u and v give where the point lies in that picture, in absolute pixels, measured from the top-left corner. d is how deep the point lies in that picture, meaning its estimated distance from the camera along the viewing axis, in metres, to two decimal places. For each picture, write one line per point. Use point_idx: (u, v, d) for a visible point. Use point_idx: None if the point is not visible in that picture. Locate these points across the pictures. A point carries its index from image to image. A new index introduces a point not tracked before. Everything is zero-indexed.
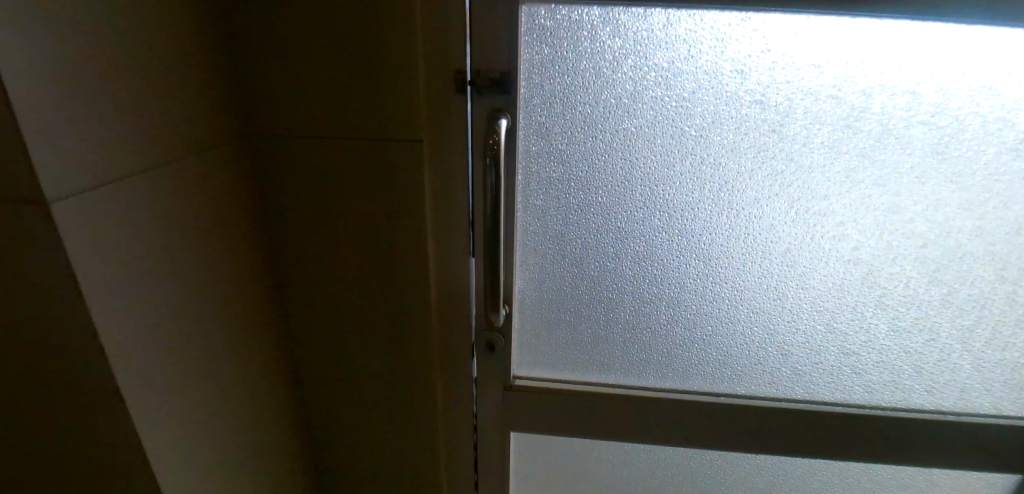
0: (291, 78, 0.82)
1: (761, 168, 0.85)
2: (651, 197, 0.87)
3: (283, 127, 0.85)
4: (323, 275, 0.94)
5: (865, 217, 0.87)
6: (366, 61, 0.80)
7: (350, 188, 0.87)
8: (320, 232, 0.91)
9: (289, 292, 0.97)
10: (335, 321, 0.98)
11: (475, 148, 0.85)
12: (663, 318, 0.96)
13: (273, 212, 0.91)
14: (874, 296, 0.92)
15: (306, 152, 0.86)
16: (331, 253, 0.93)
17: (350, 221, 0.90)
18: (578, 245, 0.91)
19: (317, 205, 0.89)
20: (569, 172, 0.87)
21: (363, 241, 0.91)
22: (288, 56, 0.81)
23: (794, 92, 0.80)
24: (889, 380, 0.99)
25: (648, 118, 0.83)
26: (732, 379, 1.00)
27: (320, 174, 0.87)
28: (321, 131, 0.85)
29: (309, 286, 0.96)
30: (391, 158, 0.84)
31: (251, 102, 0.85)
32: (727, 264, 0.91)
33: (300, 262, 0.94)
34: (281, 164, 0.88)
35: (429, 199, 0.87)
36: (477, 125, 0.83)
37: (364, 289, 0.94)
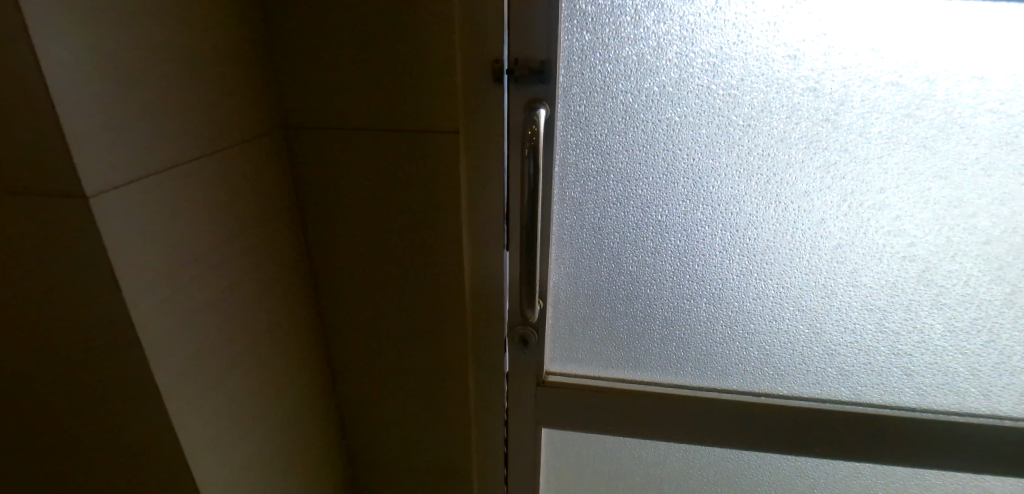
0: (325, 66, 0.81)
1: (813, 160, 0.80)
2: (694, 189, 0.84)
3: (317, 117, 0.84)
4: (356, 267, 0.94)
5: (923, 212, 0.82)
6: (401, 50, 0.77)
7: (384, 180, 0.86)
8: (354, 223, 0.90)
9: (321, 283, 0.97)
10: (367, 312, 0.97)
11: (512, 140, 0.82)
12: (703, 315, 0.92)
13: (307, 203, 0.91)
14: (930, 295, 0.87)
15: (340, 143, 0.85)
16: (364, 245, 0.92)
17: (384, 213, 0.88)
18: (616, 240, 0.88)
19: (350, 196, 0.88)
20: (608, 163, 0.84)
21: (396, 234, 0.89)
22: (322, 45, 0.80)
23: (851, 78, 0.76)
24: (942, 382, 0.94)
25: (693, 107, 0.79)
26: (773, 378, 0.96)
27: (352, 165, 0.86)
28: (355, 122, 0.83)
29: (342, 277, 0.95)
30: (425, 150, 0.83)
31: (285, 92, 0.84)
32: (773, 261, 0.87)
33: (333, 254, 0.94)
34: (314, 155, 0.87)
35: (465, 190, 0.85)
36: (514, 116, 0.81)
37: (397, 281, 0.93)
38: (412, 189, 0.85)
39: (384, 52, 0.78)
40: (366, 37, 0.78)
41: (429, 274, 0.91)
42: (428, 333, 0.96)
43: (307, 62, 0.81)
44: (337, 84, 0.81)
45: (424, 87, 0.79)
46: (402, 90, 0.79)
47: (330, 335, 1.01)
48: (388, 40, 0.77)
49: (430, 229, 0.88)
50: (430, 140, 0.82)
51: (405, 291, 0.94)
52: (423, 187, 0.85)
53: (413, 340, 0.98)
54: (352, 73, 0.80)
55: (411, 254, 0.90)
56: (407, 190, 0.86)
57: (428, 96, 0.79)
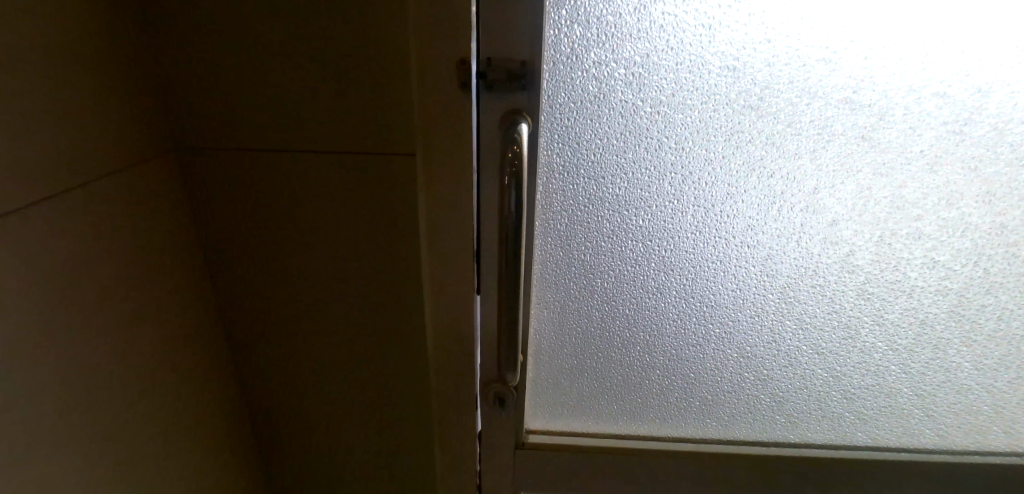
0: (234, 69, 0.60)
1: (845, 183, 0.68)
2: (705, 220, 0.69)
3: (224, 136, 0.63)
4: (286, 323, 0.74)
5: (963, 241, 0.71)
6: (339, 47, 0.59)
7: (321, 215, 0.67)
8: (281, 270, 0.71)
9: (239, 346, 0.76)
10: (303, 377, 0.77)
11: (485, 161, 0.65)
12: (711, 362, 0.79)
13: (215, 248, 0.69)
14: (960, 331, 0.77)
15: (258, 169, 0.65)
16: (296, 296, 0.72)
17: (322, 256, 0.69)
18: (611, 279, 0.73)
19: (276, 236, 0.69)
20: (603, 190, 0.68)
21: (339, 281, 0.70)
22: (227, 39, 0.59)
23: (893, 87, 0.63)
24: (965, 424, 0.84)
25: (707, 121, 0.65)
26: (785, 427, 0.84)
27: (276, 198, 0.66)
28: (278, 141, 0.63)
29: (267, 338, 0.75)
30: (375, 176, 0.64)
31: (177, 103, 0.62)
32: (792, 299, 0.74)
33: (254, 309, 0.73)
34: (222, 186, 0.66)
35: (426, 226, 0.67)
36: (487, 131, 0.64)
37: (342, 337, 0.74)
38: (360, 225, 0.67)
39: (316, 50, 0.59)
40: (291, 30, 0.58)
41: (382, 330, 0.73)
42: (383, 399, 0.78)
43: (207, 63, 0.60)
44: (251, 92, 0.61)
45: (372, 96, 0.60)
46: (344, 99, 0.61)
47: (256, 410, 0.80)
48: (322, 34, 0.58)
49: (384, 274, 0.69)
50: (382, 164, 0.64)
51: (352, 350, 0.75)
52: (374, 223, 0.67)
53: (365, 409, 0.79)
54: (272, 77, 0.60)
55: (359, 305, 0.72)
56: (352, 226, 0.67)
57: (378, 108, 0.61)
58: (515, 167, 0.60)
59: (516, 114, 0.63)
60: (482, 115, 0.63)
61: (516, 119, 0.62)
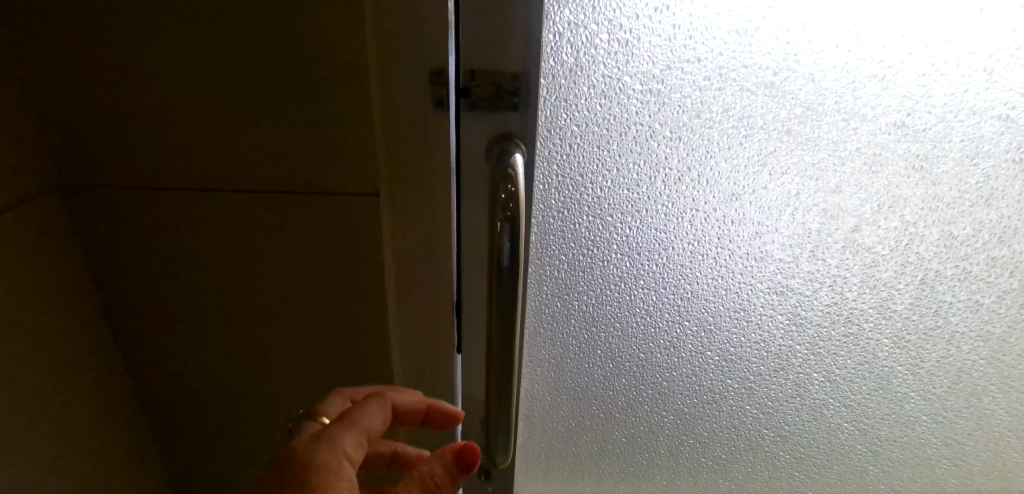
0: (145, 85, 0.49)
1: (890, 219, 0.58)
2: (730, 264, 0.59)
3: (136, 165, 0.52)
4: (228, 381, 0.63)
5: (1011, 281, 0.63)
6: (277, 61, 0.48)
7: (265, 258, 0.56)
8: (218, 322, 0.59)
9: (168, 408, 0.64)
10: (248, 441, 0.66)
11: (466, 198, 0.52)
12: (727, 420, 0.68)
13: (131, 296, 0.58)
14: (998, 378, 0.69)
15: (182, 205, 0.54)
16: (238, 349, 0.61)
17: (268, 305, 0.58)
18: (616, 333, 0.62)
19: (208, 283, 0.57)
20: (611, 231, 0.56)
21: (290, 332, 0.60)
22: (139, 50, 0.48)
23: (951, 111, 0.53)
24: (995, 472, 0.77)
25: (737, 151, 0.53)
26: (803, 483, 0.75)
27: (207, 236, 0.55)
28: (196, 175, 0.52)
29: (203, 398, 0.63)
30: (328, 214, 0.53)
31: (75, 126, 0.51)
32: (821, 349, 0.65)
33: (185, 366, 0.62)
34: (137, 225, 0.55)
35: (392, 270, 0.56)
36: (470, 161, 0.50)
37: (296, 396, 0.63)
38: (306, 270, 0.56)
39: (250, 63, 0.48)
40: (217, 37, 0.48)
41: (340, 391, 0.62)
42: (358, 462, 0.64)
43: (105, 81, 0.49)
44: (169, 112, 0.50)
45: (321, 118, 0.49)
46: (286, 122, 0.50)
47: (195, 476, 0.69)
48: (257, 43, 0.47)
49: (342, 327, 0.58)
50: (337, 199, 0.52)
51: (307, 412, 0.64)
52: (328, 268, 0.56)
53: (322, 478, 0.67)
54: (198, 95, 0.49)
55: (315, 360, 0.61)
56: (304, 270, 0.56)
57: (328, 133, 0.50)
58: (510, 209, 0.46)
59: (508, 140, 0.49)
60: (462, 142, 0.50)
61: (509, 148, 0.48)
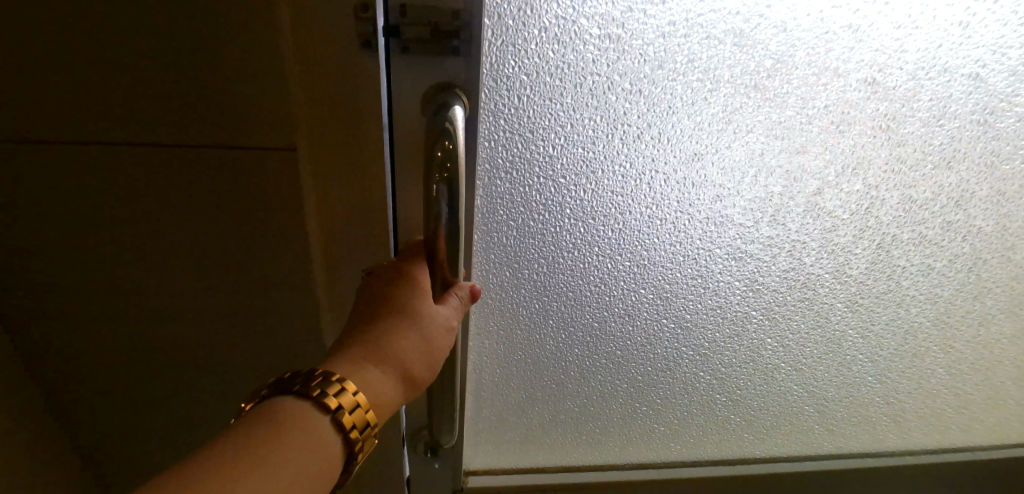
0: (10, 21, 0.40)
1: (853, 182, 0.55)
2: (689, 229, 0.55)
3: (3, 106, 0.42)
4: (147, 356, 0.57)
5: (963, 245, 0.62)
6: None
7: (179, 220, 0.49)
8: (131, 298, 0.53)
9: (75, 392, 0.57)
10: (175, 415, 0.61)
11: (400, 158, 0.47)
12: (681, 386, 0.67)
13: (19, 269, 0.49)
14: (941, 338, 0.70)
15: (70, 169, 0.45)
16: (151, 323, 0.54)
17: (179, 273, 0.52)
18: (569, 302, 0.58)
19: (117, 256, 0.50)
20: (563, 194, 0.51)
21: (213, 302, 0.54)
22: None
23: (923, 67, 0.50)
24: (928, 424, 0.79)
25: (702, 107, 0.49)
26: (752, 443, 0.76)
27: (105, 197, 0.47)
28: (82, 124, 0.44)
29: (117, 376, 0.57)
30: (247, 172, 0.46)
31: None
32: (776, 315, 0.63)
33: (93, 342, 0.55)
34: (17, 183, 0.46)
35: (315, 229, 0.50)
36: (404, 116, 0.45)
37: (221, 365, 0.58)
38: (221, 237, 0.50)
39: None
40: None
41: (276, 356, 0.58)
42: None
43: None
44: (40, 49, 0.41)
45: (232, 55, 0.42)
46: (188, 63, 0.42)
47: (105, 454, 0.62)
48: None
49: (270, 294, 0.53)
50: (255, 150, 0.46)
51: (241, 378, 0.60)
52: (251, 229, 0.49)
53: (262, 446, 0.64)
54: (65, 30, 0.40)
55: (242, 326, 0.56)
56: (222, 234, 0.50)
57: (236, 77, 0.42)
58: (448, 169, 0.39)
59: (446, 87, 0.43)
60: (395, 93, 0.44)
61: (449, 98, 0.42)
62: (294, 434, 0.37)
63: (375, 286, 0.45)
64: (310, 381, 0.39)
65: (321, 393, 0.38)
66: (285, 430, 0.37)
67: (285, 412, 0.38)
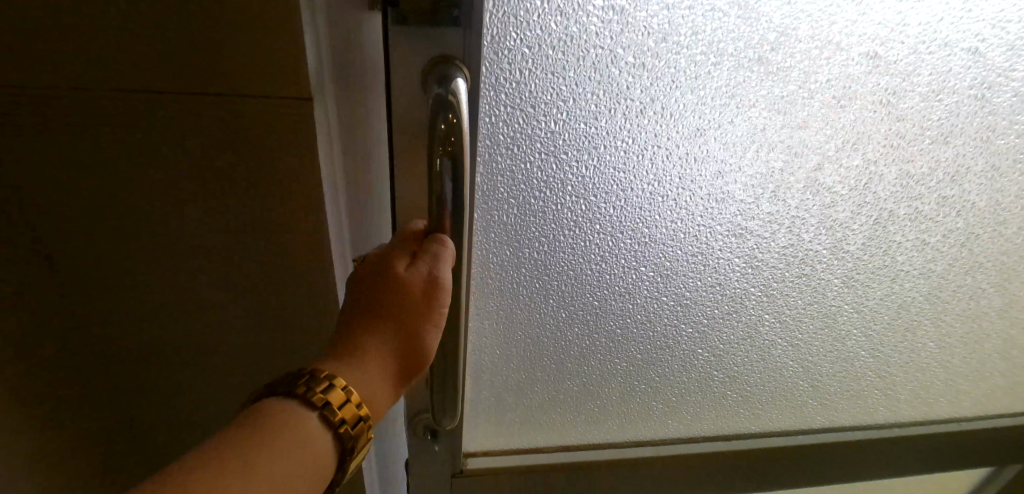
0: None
1: (852, 157, 0.55)
2: (690, 206, 0.55)
3: None
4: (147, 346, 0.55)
5: (957, 221, 0.63)
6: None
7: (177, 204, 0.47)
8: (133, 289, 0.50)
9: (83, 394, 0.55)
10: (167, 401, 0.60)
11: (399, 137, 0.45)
12: (679, 364, 0.67)
13: None
14: (933, 312, 0.71)
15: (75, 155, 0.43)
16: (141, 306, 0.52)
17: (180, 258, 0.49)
18: (569, 281, 0.58)
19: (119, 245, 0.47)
20: (565, 171, 0.51)
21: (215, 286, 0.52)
22: None
23: (924, 41, 0.50)
24: (917, 397, 0.81)
25: (705, 80, 0.48)
26: (747, 419, 0.76)
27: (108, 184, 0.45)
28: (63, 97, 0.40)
29: (106, 362, 0.55)
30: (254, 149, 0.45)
31: None
32: (774, 291, 0.63)
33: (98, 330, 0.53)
34: None
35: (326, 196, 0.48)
36: (403, 93, 0.43)
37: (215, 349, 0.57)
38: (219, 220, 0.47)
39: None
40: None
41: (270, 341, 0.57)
42: None
43: None
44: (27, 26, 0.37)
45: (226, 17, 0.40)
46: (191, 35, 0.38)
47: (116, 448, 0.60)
48: None
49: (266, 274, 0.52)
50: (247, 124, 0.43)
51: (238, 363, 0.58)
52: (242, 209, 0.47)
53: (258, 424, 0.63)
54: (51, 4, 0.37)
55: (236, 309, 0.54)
56: None
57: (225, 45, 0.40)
58: (452, 144, 0.38)
59: (445, 62, 0.42)
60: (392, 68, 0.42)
61: (450, 72, 0.41)
62: (299, 436, 0.38)
63: (362, 281, 0.44)
64: (297, 381, 0.40)
65: (308, 390, 0.39)
66: (290, 431, 0.38)
67: (285, 414, 0.39)
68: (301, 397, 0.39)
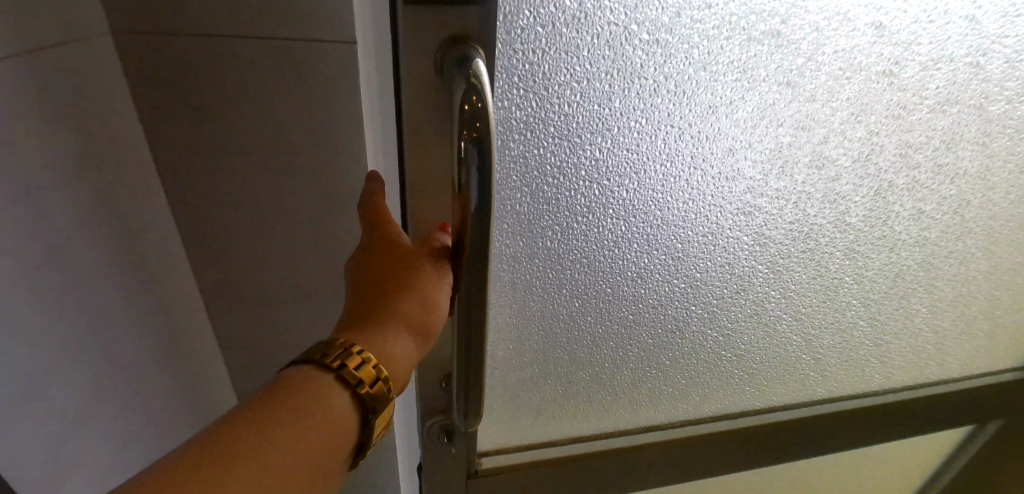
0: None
1: (856, 129, 0.55)
2: (702, 185, 0.54)
3: None
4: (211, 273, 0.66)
5: (951, 188, 0.64)
6: None
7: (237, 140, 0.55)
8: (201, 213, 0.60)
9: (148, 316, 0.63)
10: None
11: (414, 133, 0.44)
12: (689, 346, 0.67)
13: None
14: (927, 279, 0.72)
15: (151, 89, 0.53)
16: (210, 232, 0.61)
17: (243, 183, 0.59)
18: (583, 269, 0.56)
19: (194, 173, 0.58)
20: (578, 155, 0.49)
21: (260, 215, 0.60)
22: None
23: (925, 10, 0.51)
24: (909, 363, 0.83)
25: (718, 55, 0.47)
26: (753, 396, 0.77)
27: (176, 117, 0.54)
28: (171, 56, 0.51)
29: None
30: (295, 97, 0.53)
31: None
32: (781, 268, 0.64)
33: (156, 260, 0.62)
34: None
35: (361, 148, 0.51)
36: (415, 81, 0.41)
37: None
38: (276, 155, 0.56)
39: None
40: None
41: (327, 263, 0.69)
42: None
43: None
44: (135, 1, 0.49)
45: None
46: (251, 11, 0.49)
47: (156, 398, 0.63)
48: None
49: None
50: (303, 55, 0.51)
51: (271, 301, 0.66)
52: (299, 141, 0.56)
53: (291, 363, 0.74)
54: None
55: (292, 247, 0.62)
56: None
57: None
58: (477, 129, 0.36)
59: (457, 45, 0.40)
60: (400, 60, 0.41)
61: (467, 52, 0.39)
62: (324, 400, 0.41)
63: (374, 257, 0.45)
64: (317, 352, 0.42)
65: (327, 357, 0.42)
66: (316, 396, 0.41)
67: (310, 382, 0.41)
68: (317, 362, 0.41)
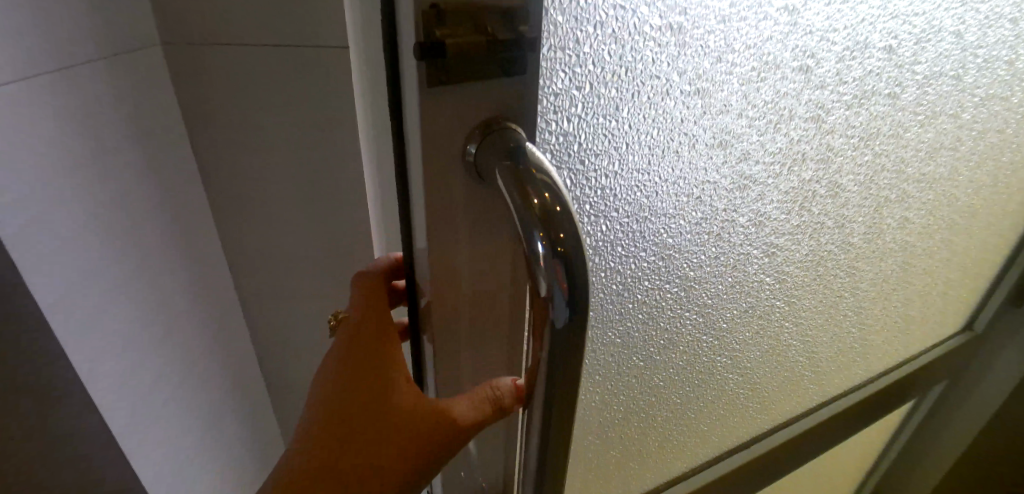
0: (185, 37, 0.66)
1: (864, 154, 0.53)
2: (733, 236, 0.49)
3: None
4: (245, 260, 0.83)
5: (930, 193, 0.65)
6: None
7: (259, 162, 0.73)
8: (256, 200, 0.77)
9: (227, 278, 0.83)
10: None
11: (437, 255, 0.33)
12: (711, 395, 0.62)
13: None
14: (903, 278, 0.74)
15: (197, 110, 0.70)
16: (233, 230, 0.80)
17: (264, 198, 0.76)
18: (616, 348, 0.49)
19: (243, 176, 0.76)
20: (615, 230, 0.41)
21: None
22: None
23: (925, 29, 0.49)
24: (884, 354, 0.86)
25: (755, 98, 0.42)
26: (762, 422, 0.74)
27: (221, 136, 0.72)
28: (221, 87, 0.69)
29: None
30: None
31: None
32: (794, 299, 0.61)
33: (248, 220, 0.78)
34: None
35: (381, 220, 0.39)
36: (439, 191, 0.31)
37: None
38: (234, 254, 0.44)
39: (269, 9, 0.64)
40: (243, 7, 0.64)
41: None
42: None
43: None
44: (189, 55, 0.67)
45: (268, 17, 0.64)
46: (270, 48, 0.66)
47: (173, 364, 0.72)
48: None
49: None
50: None
51: None
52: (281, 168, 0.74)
53: (283, 354, 0.93)
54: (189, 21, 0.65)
55: None
56: None
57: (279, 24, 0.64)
58: (562, 240, 0.27)
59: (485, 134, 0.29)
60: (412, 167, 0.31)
61: (513, 141, 0.29)
62: None
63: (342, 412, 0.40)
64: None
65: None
66: None
67: None
68: None
